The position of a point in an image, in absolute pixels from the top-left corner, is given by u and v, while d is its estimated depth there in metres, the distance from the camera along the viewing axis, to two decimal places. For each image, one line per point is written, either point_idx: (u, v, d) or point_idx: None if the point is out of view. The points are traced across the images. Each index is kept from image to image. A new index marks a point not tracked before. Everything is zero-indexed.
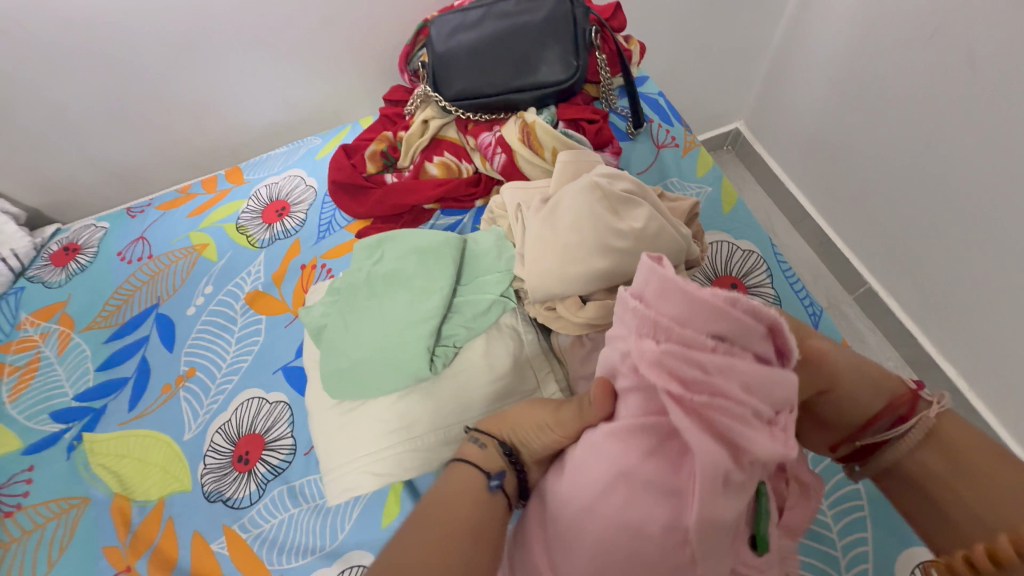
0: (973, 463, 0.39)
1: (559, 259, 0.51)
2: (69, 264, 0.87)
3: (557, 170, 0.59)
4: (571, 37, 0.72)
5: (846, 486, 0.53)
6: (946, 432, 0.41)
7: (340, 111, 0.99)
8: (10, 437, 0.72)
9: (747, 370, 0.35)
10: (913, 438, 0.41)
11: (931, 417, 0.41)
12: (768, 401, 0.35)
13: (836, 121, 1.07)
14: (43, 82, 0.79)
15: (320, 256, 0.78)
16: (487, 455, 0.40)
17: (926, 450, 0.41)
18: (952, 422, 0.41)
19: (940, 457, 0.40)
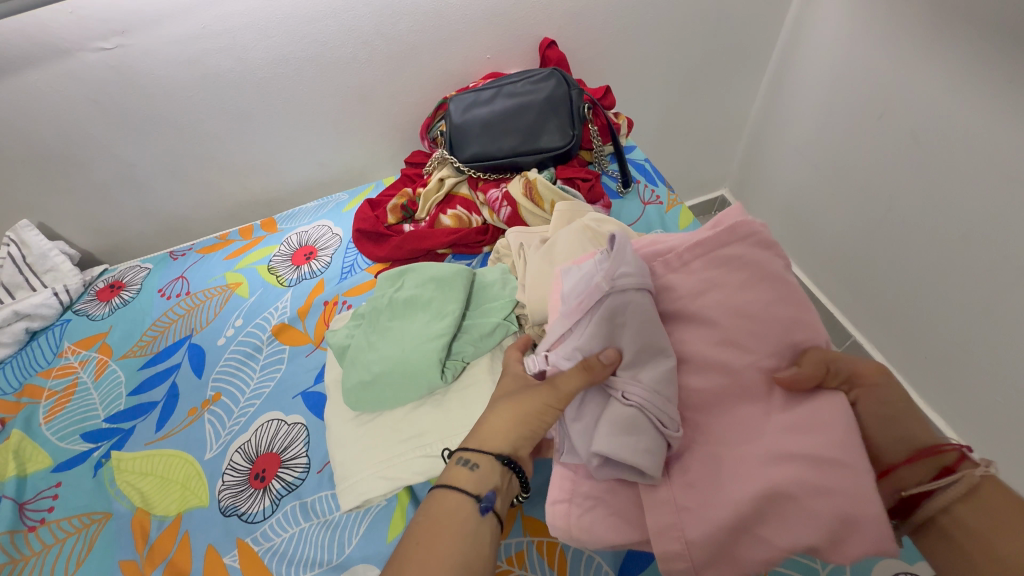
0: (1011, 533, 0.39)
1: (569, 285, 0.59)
2: (113, 299, 0.95)
3: (559, 217, 0.69)
4: (568, 113, 0.85)
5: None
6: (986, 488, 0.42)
7: (365, 172, 1.12)
8: (42, 455, 0.77)
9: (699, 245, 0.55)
10: (958, 488, 0.42)
11: (976, 475, 0.41)
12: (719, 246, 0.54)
13: (809, 189, 1.20)
14: (120, 145, 0.93)
15: (342, 293, 0.87)
16: (478, 477, 0.46)
17: (970, 504, 0.42)
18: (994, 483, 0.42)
19: (982, 514, 0.41)
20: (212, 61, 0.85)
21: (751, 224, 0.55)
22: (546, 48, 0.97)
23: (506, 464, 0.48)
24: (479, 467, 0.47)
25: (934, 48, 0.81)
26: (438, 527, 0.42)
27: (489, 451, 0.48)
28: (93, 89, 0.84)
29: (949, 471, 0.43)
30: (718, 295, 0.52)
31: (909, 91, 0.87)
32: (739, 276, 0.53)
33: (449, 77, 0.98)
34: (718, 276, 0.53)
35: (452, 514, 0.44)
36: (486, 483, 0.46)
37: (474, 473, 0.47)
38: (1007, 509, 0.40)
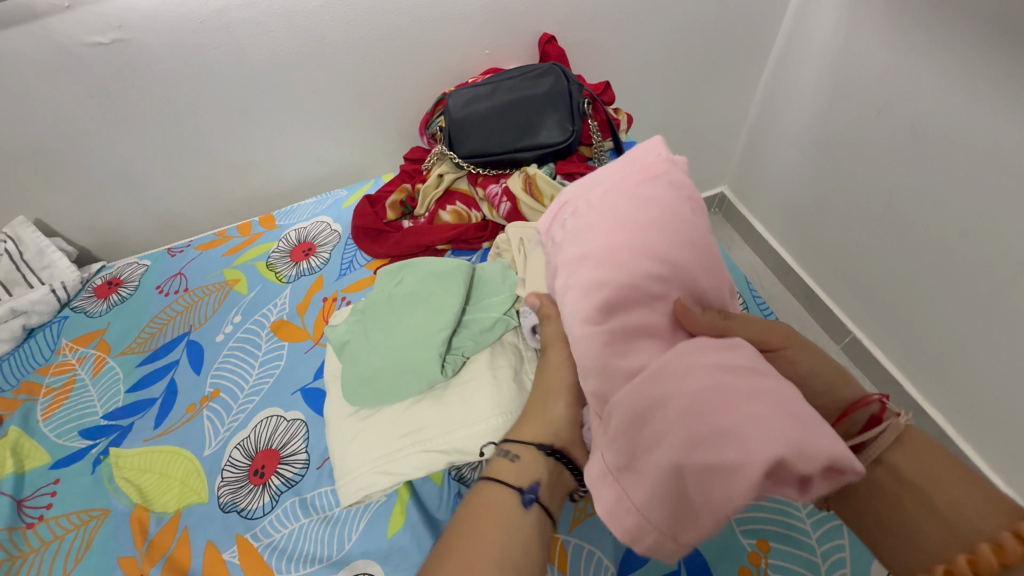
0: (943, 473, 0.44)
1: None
2: (111, 296, 0.95)
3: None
4: (567, 107, 0.84)
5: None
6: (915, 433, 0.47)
7: (365, 168, 1.11)
8: (40, 452, 0.76)
9: (612, 188, 0.56)
10: (888, 433, 0.46)
11: (902, 422, 0.47)
12: (626, 186, 0.55)
13: (807, 184, 1.20)
14: (116, 141, 0.92)
15: (341, 290, 0.87)
16: (522, 467, 0.49)
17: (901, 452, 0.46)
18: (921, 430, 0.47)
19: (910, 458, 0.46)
20: (209, 56, 0.84)
21: (661, 162, 0.57)
22: (545, 43, 0.96)
23: (550, 456, 0.50)
24: (519, 458, 0.50)
25: (933, 44, 0.81)
26: (483, 515, 0.46)
27: (531, 443, 0.51)
28: (89, 85, 0.83)
29: (878, 420, 0.48)
30: (629, 231, 0.50)
31: (908, 87, 0.87)
32: (647, 204, 0.52)
33: (448, 72, 0.98)
34: (624, 207, 0.53)
35: (498, 509, 0.46)
36: (533, 473, 0.49)
37: (515, 464, 0.50)
38: (928, 453, 0.46)
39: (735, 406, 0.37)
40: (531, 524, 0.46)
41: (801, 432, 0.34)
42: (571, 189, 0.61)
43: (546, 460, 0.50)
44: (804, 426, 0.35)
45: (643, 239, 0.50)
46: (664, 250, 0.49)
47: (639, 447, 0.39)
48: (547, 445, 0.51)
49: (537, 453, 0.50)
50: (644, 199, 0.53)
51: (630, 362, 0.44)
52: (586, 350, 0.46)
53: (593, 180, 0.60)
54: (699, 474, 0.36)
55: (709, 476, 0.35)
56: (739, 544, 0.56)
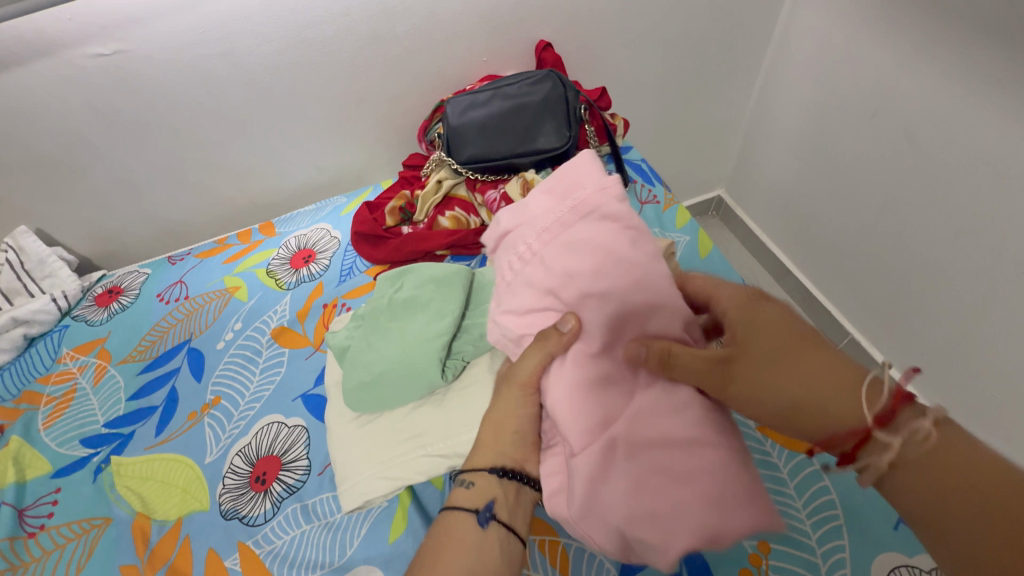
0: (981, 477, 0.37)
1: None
2: (112, 304, 0.95)
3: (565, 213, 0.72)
4: (563, 114, 0.85)
5: (821, 500, 0.58)
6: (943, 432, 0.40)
7: (364, 175, 1.12)
8: (41, 461, 0.77)
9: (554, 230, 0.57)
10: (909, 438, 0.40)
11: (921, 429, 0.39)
12: (565, 228, 0.57)
13: (804, 186, 1.20)
14: (116, 149, 0.93)
15: (341, 296, 0.87)
16: (475, 493, 0.49)
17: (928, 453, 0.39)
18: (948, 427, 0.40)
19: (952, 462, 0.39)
20: (209, 64, 0.85)
21: (597, 199, 0.57)
22: (542, 50, 0.97)
23: (501, 476, 0.50)
24: (474, 484, 0.50)
25: (926, 46, 0.82)
26: (447, 547, 0.46)
27: (483, 467, 0.51)
28: (91, 94, 0.84)
29: (893, 422, 0.40)
30: (579, 284, 0.52)
31: (901, 90, 0.88)
32: (593, 251, 0.54)
33: (445, 80, 0.99)
34: (569, 254, 0.54)
35: (462, 541, 0.46)
36: (490, 496, 0.49)
37: (469, 491, 0.50)
38: (961, 458, 0.38)
39: (667, 493, 0.45)
40: (497, 546, 0.46)
41: (719, 521, 0.43)
42: (508, 214, 0.62)
43: (498, 481, 0.50)
44: (722, 509, 0.43)
45: (596, 285, 0.52)
46: (620, 295, 0.51)
47: (596, 501, 0.45)
48: (497, 465, 0.51)
49: (490, 475, 0.50)
50: (586, 246, 0.54)
51: (598, 418, 0.47)
52: (554, 404, 0.49)
53: (531, 212, 0.60)
54: (638, 541, 0.45)
55: (640, 546, 0.45)
56: (741, 547, 0.56)
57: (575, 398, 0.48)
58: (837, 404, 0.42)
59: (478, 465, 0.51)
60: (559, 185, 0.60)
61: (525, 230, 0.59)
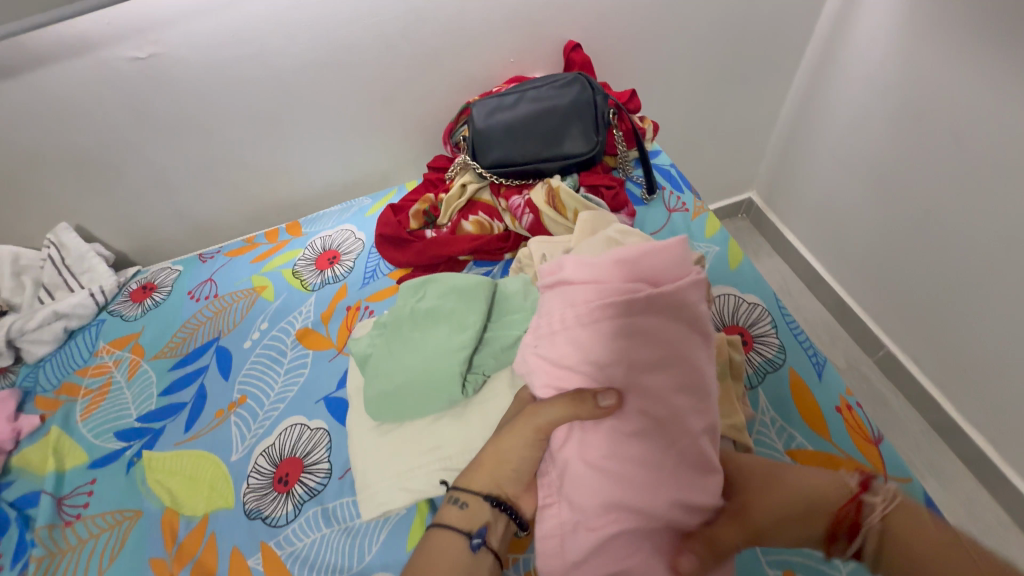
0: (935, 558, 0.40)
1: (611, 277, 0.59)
2: (145, 300, 0.98)
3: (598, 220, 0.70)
4: (592, 118, 0.83)
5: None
6: (896, 521, 0.43)
7: (389, 175, 1.12)
8: (78, 451, 0.80)
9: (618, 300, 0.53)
10: (870, 540, 0.43)
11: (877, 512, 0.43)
12: (641, 303, 0.52)
13: (841, 191, 1.15)
14: (150, 149, 0.95)
15: (365, 299, 0.88)
16: (469, 515, 0.49)
17: (891, 545, 0.42)
18: (899, 510, 0.43)
19: (922, 546, 0.41)
20: (239, 66, 0.86)
21: (681, 294, 0.53)
22: (570, 51, 0.95)
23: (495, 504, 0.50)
24: (468, 505, 0.50)
25: (980, 49, 0.77)
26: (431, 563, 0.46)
27: (478, 492, 0.51)
28: (126, 94, 0.86)
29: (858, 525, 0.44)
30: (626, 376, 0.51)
31: (949, 94, 0.83)
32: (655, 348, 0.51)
33: (471, 81, 0.97)
34: (630, 342, 0.51)
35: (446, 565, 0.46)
36: (480, 519, 0.49)
37: (461, 511, 0.50)
38: (922, 539, 0.41)
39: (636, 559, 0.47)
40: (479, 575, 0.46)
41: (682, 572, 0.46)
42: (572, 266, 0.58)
43: (490, 509, 0.50)
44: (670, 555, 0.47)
45: (641, 370, 0.51)
46: (666, 392, 0.50)
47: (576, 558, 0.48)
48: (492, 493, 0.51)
49: (484, 501, 0.50)
50: (652, 341, 0.51)
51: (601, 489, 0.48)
52: (571, 481, 0.50)
53: (602, 273, 0.57)
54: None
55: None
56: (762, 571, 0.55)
57: (596, 486, 0.48)
58: (819, 491, 0.47)
59: (473, 489, 0.51)
60: (621, 258, 0.57)
61: (565, 295, 0.57)
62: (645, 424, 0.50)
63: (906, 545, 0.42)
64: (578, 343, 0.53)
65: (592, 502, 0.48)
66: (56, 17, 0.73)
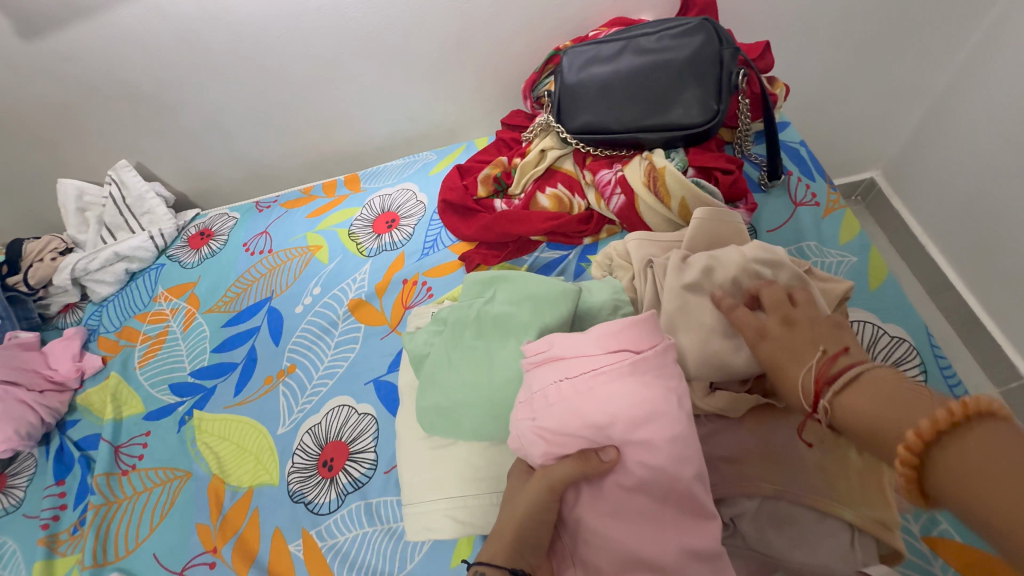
0: (869, 408, 0.35)
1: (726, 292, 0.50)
2: (202, 248, 0.95)
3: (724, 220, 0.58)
4: (713, 80, 0.66)
5: None
6: (841, 391, 0.37)
7: (456, 129, 0.99)
8: (135, 400, 0.80)
9: (636, 369, 0.42)
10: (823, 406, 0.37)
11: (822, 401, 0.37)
12: (622, 372, 0.42)
13: (1010, 188, 0.91)
14: (207, 87, 0.88)
15: (423, 273, 0.79)
16: None
17: (836, 401, 0.37)
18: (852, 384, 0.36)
19: (866, 400, 0.35)
20: None
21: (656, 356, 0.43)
22: None
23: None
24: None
25: None
26: None
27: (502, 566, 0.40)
28: (179, 25, 0.77)
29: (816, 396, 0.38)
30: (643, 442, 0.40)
31: None
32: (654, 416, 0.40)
33: (562, 23, 0.81)
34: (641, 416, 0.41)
35: None
36: None
37: None
38: (867, 391, 0.36)
39: None
40: None
41: None
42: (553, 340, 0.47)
43: None
44: None
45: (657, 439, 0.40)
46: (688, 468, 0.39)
47: None
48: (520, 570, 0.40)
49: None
50: (627, 404, 0.41)
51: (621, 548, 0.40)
52: (585, 547, 0.42)
53: (593, 336, 0.46)
54: None
55: None
56: None
57: (609, 548, 0.40)
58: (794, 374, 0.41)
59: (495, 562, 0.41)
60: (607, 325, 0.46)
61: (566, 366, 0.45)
62: (649, 475, 0.40)
63: (856, 413, 0.35)
64: (591, 409, 0.42)
65: (609, 565, 0.40)
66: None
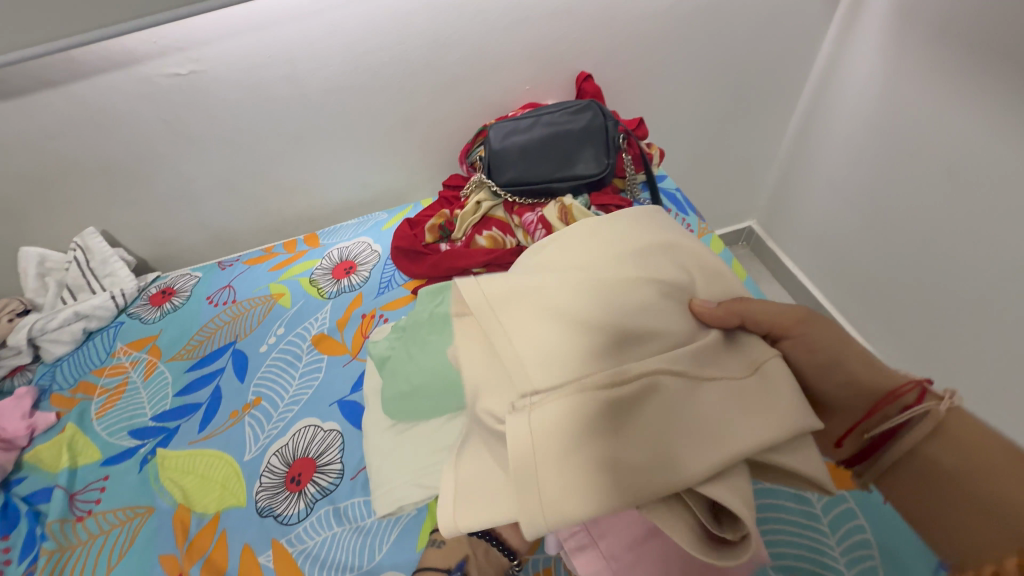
0: (971, 477, 0.43)
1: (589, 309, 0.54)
2: (164, 304, 1.01)
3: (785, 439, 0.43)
4: (602, 142, 0.89)
5: (847, 522, 0.57)
6: (952, 424, 0.46)
7: (405, 194, 1.17)
8: (92, 449, 0.81)
9: None
10: (923, 427, 0.46)
11: (941, 409, 0.45)
12: None
13: (838, 222, 1.18)
14: (181, 161, 1.00)
15: (379, 307, 0.91)
16: (447, 552, 0.58)
17: (936, 443, 0.46)
18: (957, 416, 0.46)
19: (948, 455, 0.45)
20: (274, 86, 0.92)
21: None
22: (582, 81, 1.01)
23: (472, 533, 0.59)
24: (444, 545, 0.59)
25: (965, 86, 0.82)
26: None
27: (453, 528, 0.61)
28: (165, 109, 0.91)
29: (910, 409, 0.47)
30: None
31: (943, 130, 0.88)
32: None
33: (488, 106, 1.03)
34: None
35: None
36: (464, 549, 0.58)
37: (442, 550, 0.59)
38: (967, 441, 0.44)
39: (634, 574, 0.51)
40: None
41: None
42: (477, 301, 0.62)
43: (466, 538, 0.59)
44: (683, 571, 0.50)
45: None
46: None
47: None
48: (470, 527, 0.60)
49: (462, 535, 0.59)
50: None
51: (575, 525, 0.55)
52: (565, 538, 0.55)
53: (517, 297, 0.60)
54: None
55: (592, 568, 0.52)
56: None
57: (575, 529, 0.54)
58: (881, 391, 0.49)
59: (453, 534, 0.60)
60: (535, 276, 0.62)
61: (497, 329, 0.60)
62: None
63: (954, 465, 0.44)
64: None
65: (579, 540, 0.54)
66: (95, 38, 0.76)
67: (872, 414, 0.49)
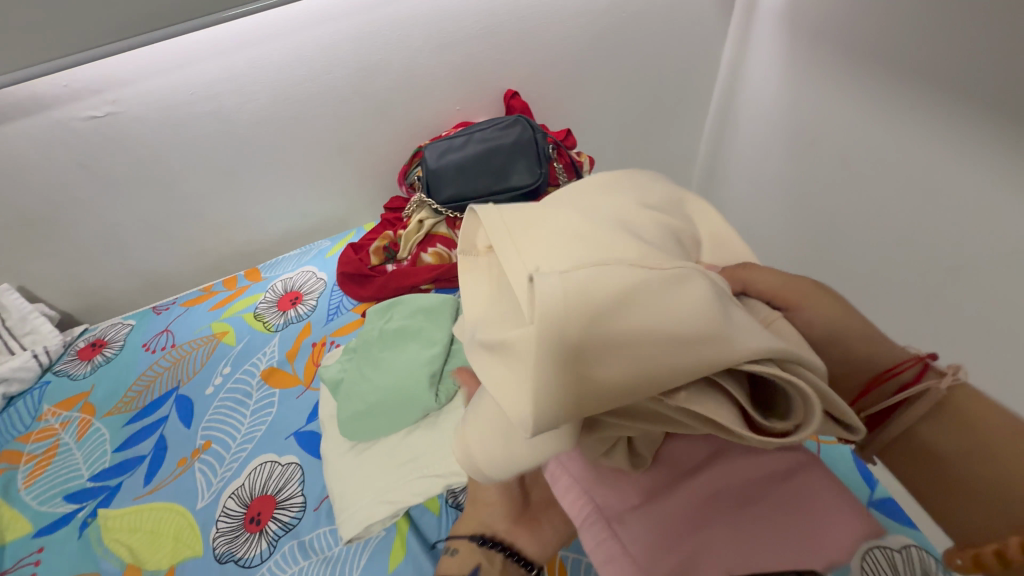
0: (966, 455, 0.37)
1: (593, 219, 0.43)
2: (94, 357, 0.95)
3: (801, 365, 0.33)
4: (533, 154, 0.94)
5: None
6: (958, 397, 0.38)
7: (347, 220, 1.16)
8: (22, 521, 0.75)
9: None
10: (917, 406, 0.39)
11: (942, 386, 0.38)
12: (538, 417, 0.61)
13: None
14: (103, 206, 0.96)
15: (330, 334, 0.90)
16: (458, 560, 0.57)
17: (933, 419, 0.38)
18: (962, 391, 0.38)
19: (945, 433, 0.38)
20: (198, 122, 0.90)
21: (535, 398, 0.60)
22: (510, 98, 1.06)
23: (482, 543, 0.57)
24: (459, 551, 0.57)
25: None
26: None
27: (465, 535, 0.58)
28: (80, 153, 0.88)
29: (908, 386, 0.39)
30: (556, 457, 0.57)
31: None
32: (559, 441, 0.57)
33: (422, 128, 1.06)
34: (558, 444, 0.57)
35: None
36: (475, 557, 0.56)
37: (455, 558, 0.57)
38: (968, 415, 0.37)
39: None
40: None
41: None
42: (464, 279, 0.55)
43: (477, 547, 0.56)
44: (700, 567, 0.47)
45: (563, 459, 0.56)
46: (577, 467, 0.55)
47: None
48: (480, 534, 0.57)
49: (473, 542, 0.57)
50: None
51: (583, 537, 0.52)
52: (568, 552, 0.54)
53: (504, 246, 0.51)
54: None
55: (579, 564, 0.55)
56: None
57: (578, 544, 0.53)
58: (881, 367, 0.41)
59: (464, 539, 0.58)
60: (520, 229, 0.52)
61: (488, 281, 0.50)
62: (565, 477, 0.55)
63: (949, 445, 0.38)
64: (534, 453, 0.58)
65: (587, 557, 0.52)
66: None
67: (867, 387, 0.41)
